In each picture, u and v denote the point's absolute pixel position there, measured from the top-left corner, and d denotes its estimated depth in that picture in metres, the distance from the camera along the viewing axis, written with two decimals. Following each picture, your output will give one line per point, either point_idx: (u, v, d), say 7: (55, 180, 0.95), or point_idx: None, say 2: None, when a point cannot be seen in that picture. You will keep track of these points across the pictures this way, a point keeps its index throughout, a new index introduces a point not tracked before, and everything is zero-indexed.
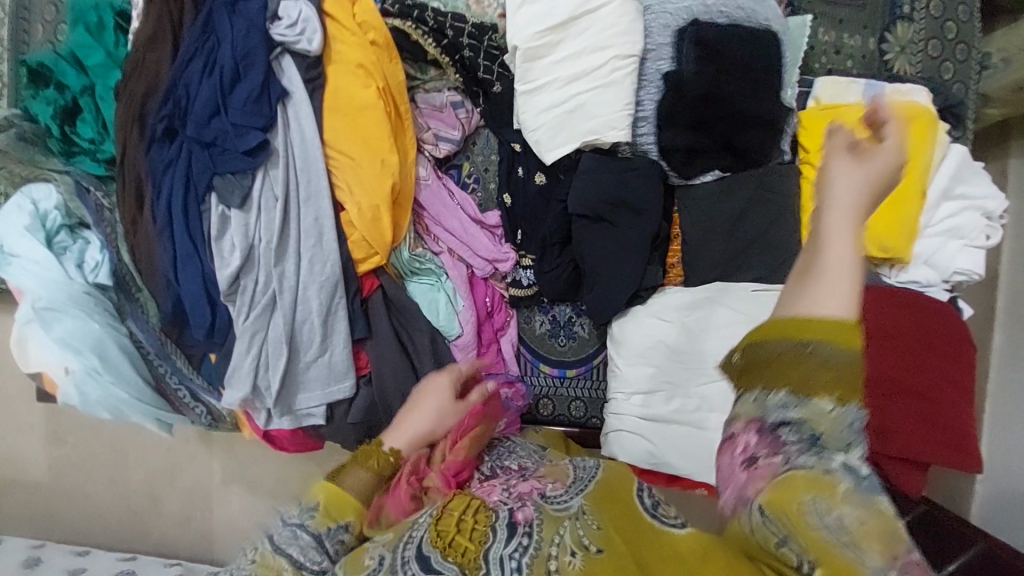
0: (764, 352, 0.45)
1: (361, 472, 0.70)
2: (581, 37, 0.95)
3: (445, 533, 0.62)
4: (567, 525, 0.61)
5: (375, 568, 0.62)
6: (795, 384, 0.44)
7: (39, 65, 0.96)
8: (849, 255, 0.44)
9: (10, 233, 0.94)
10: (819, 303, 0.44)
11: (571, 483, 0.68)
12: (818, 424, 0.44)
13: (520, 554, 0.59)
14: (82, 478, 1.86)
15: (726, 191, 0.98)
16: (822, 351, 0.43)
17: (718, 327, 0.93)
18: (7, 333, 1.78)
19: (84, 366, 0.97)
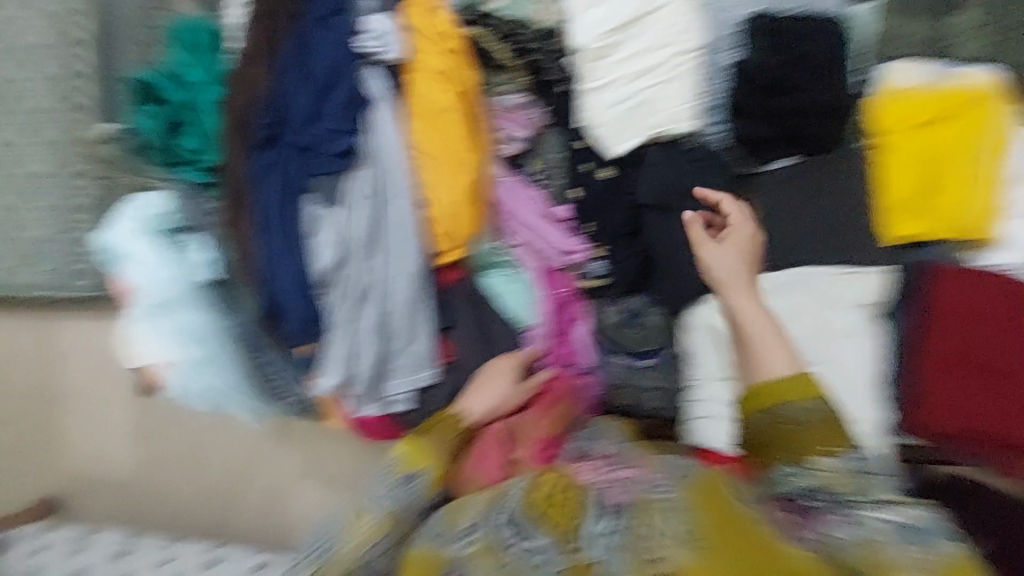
0: (761, 422, 0.71)
1: (435, 435, 0.84)
2: (644, 35, 0.98)
3: (537, 504, 0.70)
4: (657, 511, 0.64)
5: (470, 528, 0.69)
6: (789, 446, 0.68)
7: (148, 84, 1.06)
8: (756, 318, 0.80)
9: (131, 240, 1.10)
10: (768, 368, 0.73)
11: (671, 472, 0.71)
12: (834, 485, 0.64)
13: (612, 532, 0.65)
14: (152, 484, 1.86)
15: (797, 176, 1.01)
16: (789, 408, 0.69)
17: (798, 312, 0.96)
18: (81, 338, 1.86)
19: (196, 356, 1.13)
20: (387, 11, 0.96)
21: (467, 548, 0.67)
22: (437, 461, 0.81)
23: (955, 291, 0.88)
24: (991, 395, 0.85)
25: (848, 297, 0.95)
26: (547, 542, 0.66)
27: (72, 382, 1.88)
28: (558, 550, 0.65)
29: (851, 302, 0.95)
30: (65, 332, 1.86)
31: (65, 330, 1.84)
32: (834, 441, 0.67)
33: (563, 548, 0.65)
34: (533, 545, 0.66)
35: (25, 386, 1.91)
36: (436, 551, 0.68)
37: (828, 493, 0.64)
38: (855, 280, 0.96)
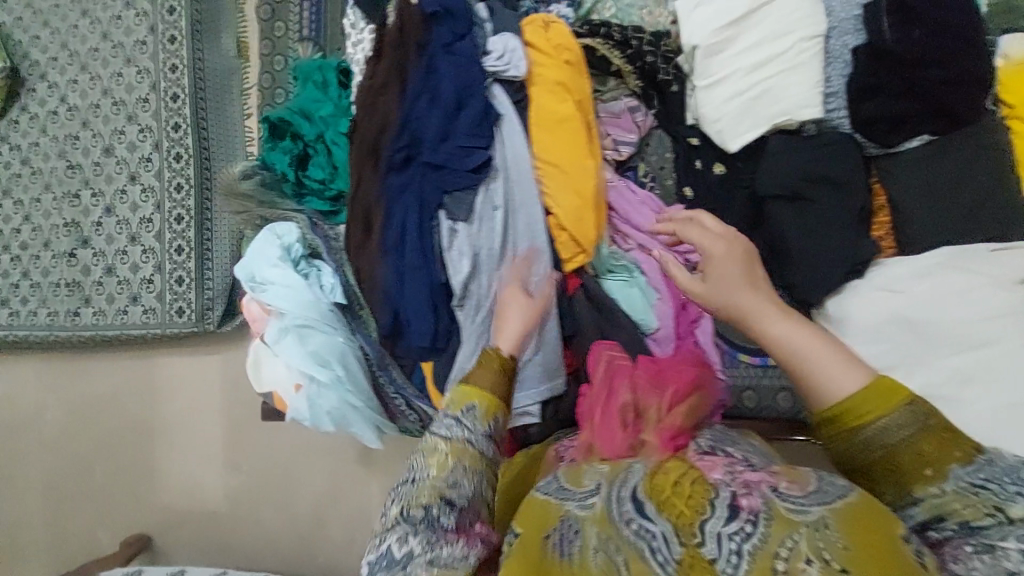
0: (868, 459, 0.60)
1: (484, 370, 0.77)
2: (761, 27, 0.98)
3: (659, 489, 0.63)
4: (805, 531, 0.56)
5: (591, 488, 0.66)
6: (897, 476, 0.58)
7: (277, 122, 1.13)
8: (801, 340, 0.66)
9: (266, 264, 1.10)
10: (835, 394, 0.62)
11: (812, 489, 0.60)
12: (960, 512, 0.54)
13: (741, 538, 0.57)
14: (253, 507, 1.91)
15: (934, 156, 0.95)
16: (885, 426, 0.59)
17: (961, 292, 0.88)
18: (180, 371, 1.93)
19: (330, 377, 1.09)
20: (507, 32, 1.00)
21: (581, 509, 0.65)
22: (489, 394, 0.75)
23: None
24: None
25: (1007, 273, 0.88)
26: (660, 528, 0.60)
27: (170, 415, 1.93)
28: (675, 542, 0.59)
29: (1009, 278, 0.87)
30: (165, 366, 1.94)
31: (168, 364, 1.93)
32: (954, 448, 0.57)
33: (679, 541, 0.59)
34: (644, 528, 0.61)
35: (121, 424, 1.94)
36: (552, 503, 0.67)
37: (953, 521, 0.55)
38: (1014, 255, 0.89)
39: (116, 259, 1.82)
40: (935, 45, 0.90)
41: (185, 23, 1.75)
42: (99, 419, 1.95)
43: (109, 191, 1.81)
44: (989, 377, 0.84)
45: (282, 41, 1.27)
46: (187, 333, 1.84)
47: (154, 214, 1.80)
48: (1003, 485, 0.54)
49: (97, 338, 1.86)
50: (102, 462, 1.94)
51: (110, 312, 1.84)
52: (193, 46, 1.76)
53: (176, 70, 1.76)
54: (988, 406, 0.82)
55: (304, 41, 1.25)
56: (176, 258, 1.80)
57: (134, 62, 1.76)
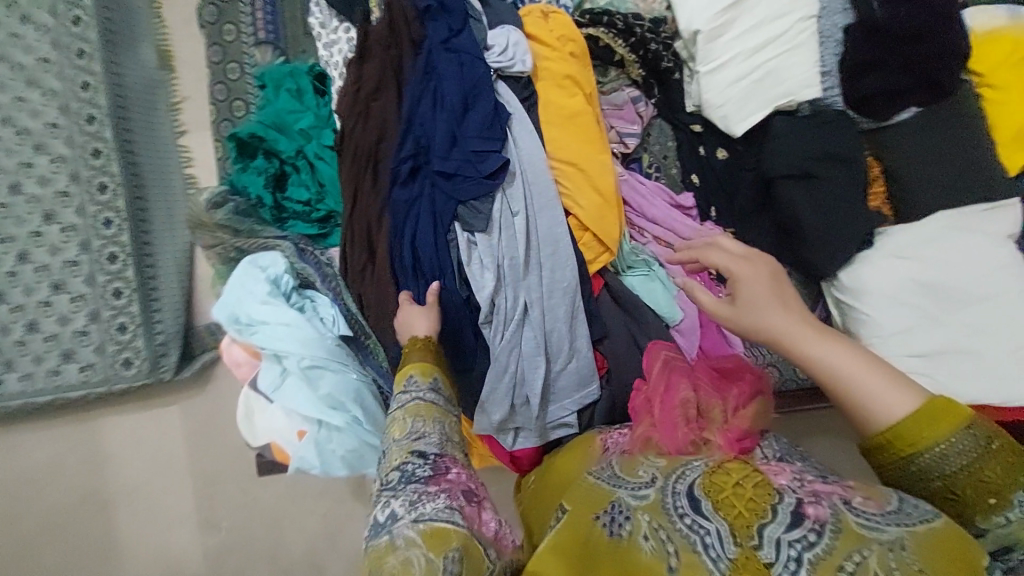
0: (928, 484, 0.58)
1: (415, 351, 0.78)
2: (756, 11, 0.99)
3: (719, 488, 0.60)
4: (876, 547, 0.53)
5: (648, 480, 0.65)
6: (962, 500, 0.57)
7: (247, 138, 1.00)
8: (852, 369, 0.60)
9: (253, 301, 0.97)
10: (891, 424, 0.59)
11: (892, 508, 0.56)
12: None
13: (802, 547, 0.54)
14: (240, 565, 1.67)
15: (926, 122, 0.99)
16: (946, 451, 0.57)
17: (964, 251, 0.94)
18: (132, 428, 1.68)
19: (343, 419, 0.97)
20: (506, 24, 0.94)
21: (636, 500, 0.63)
22: (422, 361, 0.76)
23: None
24: None
25: (996, 229, 0.96)
26: (716, 526, 0.57)
27: (126, 480, 1.67)
28: (727, 539, 0.56)
29: (999, 233, 0.95)
30: (113, 424, 1.68)
31: (118, 421, 1.68)
32: (1011, 468, 0.57)
33: (734, 541, 0.56)
34: (700, 526, 0.58)
35: (63, 502, 1.64)
36: (604, 489, 0.67)
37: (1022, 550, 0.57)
38: (1002, 212, 0.96)
39: (40, 313, 1.52)
40: (922, 20, 0.95)
41: (95, 31, 1.50)
42: (34, 502, 1.63)
43: (17, 236, 1.49)
44: (994, 328, 0.92)
45: (233, 46, 1.11)
46: (140, 385, 1.61)
47: (79, 255, 1.52)
48: None
49: (24, 405, 1.57)
50: (43, 553, 1.63)
51: (38, 375, 1.55)
52: (109, 57, 1.51)
53: (88, 87, 1.49)
54: (996, 354, 0.91)
55: (261, 44, 1.10)
56: (115, 302, 1.56)
57: (32, 79, 1.46)
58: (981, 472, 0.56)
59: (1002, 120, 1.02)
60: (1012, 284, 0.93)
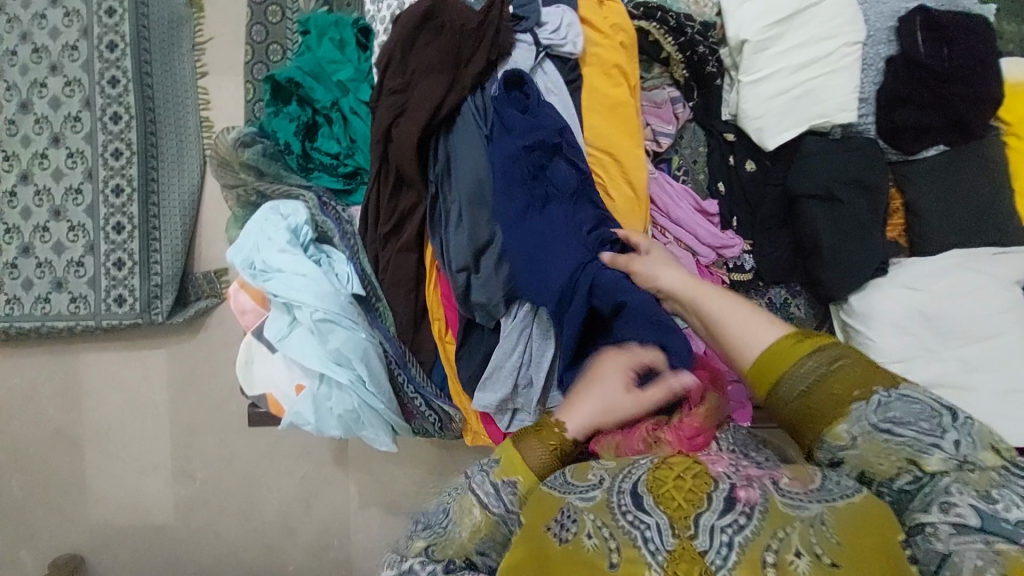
0: (792, 402, 0.66)
1: (541, 446, 0.69)
2: (805, 29, 1.00)
3: (663, 480, 0.63)
4: (798, 526, 0.58)
5: (596, 482, 0.64)
6: (828, 412, 0.63)
7: (283, 82, 0.98)
8: (719, 301, 0.77)
9: (270, 248, 0.96)
10: (754, 339, 0.71)
11: (818, 487, 0.61)
12: (878, 466, 0.60)
13: (733, 530, 0.59)
14: (211, 516, 1.66)
15: (952, 160, 1.02)
16: (796, 372, 0.66)
17: (970, 290, 0.97)
18: (116, 367, 1.64)
19: (345, 378, 0.97)
20: (562, 4, 0.94)
21: (581, 501, 0.63)
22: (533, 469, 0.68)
23: None
24: None
25: (1007, 273, 0.98)
26: (656, 520, 0.60)
27: (104, 417, 1.64)
28: (669, 534, 0.60)
29: (1010, 278, 0.98)
30: (97, 360, 1.64)
31: (101, 359, 1.64)
32: (857, 383, 0.63)
33: (673, 533, 0.60)
34: (641, 520, 0.61)
35: (42, 430, 1.64)
36: (555, 495, 0.64)
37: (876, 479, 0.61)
38: (1013, 258, 0.99)
39: (37, 237, 1.52)
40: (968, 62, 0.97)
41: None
42: (14, 426, 1.64)
43: (27, 156, 1.50)
44: (991, 368, 0.95)
45: None
46: (130, 323, 1.56)
47: (84, 183, 1.50)
48: (918, 438, 0.59)
49: (12, 328, 1.55)
50: (17, 475, 1.64)
51: (30, 300, 1.54)
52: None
53: (112, 15, 1.47)
54: (989, 392, 0.94)
55: None
56: (113, 237, 1.52)
57: (62, 2, 1.46)
58: (838, 379, 0.64)
59: (1021, 169, 1.06)
60: (1014, 328, 0.96)
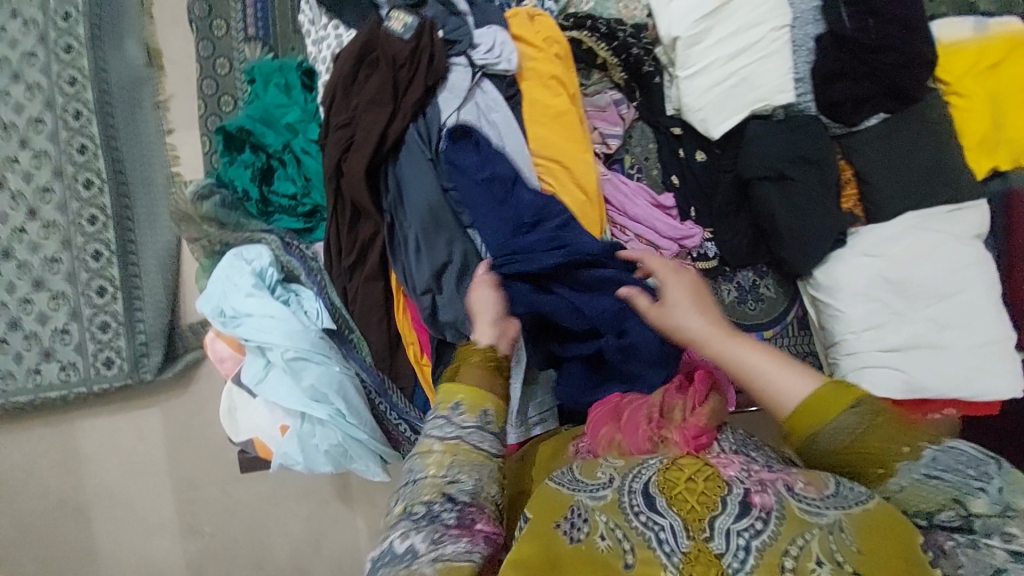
0: (831, 455, 0.63)
1: (477, 369, 0.74)
2: (734, 18, 1.02)
3: (672, 481, 0.62)
4: (817, 532, 0.56)
5: (604, 483, 0.65)
6: (876, 466, 0.61)
7: (235, 131, 1.00)
8: (757, 360, 0.70)
9: (237, 293, 0.97)
10: (794, 397, 0.66)
11: (831, 493, 0.60)
12: (921, 507, 0.58)
13: (751, 535, 0.57)
14: (221, 569, 1.64)
15: (895, 126, 1.04)
16: (832, 429, 0.63)
17: (928, 250, 0.98)
18: (111, 429, 1.64)
19: (326, 412, 0.97)
20: (493, 25, 0.96)
21: (593, 500, 0.63)
22: (471, 386, 0.72)
23: None
24: None
25: (963, 229, 0.99)
26: (670, 521, 0.58)
27: (104, 482, 1.64)
28: (682, 536, 0.58)
29: (965, 234, 0.99)
30: (91, 425, 1.64)
31: (96, 424, 1.64)
32: (901, 440, 0.61)
33: (688, 535, 0.58)
34: (654, 522, 0.59)
35: (41, 504, 1.62)
36: (564, 493, 0.66)
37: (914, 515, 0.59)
38: (967, 213, 1.00)
39: (20, 310, 1.53)
40: (894, 33, 1.00)
41: (85, 30, 1.52)
42: (12, 503, 1.62)
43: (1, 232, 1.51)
44: (960, 324, 0.96)
45: (223, 42, 1.12)
46: (121, 386, 1.59)
47: (62, 251, 1.53)
48: (962, 479, 0.57)
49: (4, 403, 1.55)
50: (20, 552, 1.61)
51: (19, 373, 1.54)
52: (96, 55, 1.53)
53: (75, 85, 1.51)
54: (960, 347, 0.95)
55: (250, 41, 1.12)
56: (96, 300, 1.55)
57: (22, 79, 1.50)
58: (885, 435, 0.61)
59: (969, 126, 1.07)
60: (977, 282, 0.97)
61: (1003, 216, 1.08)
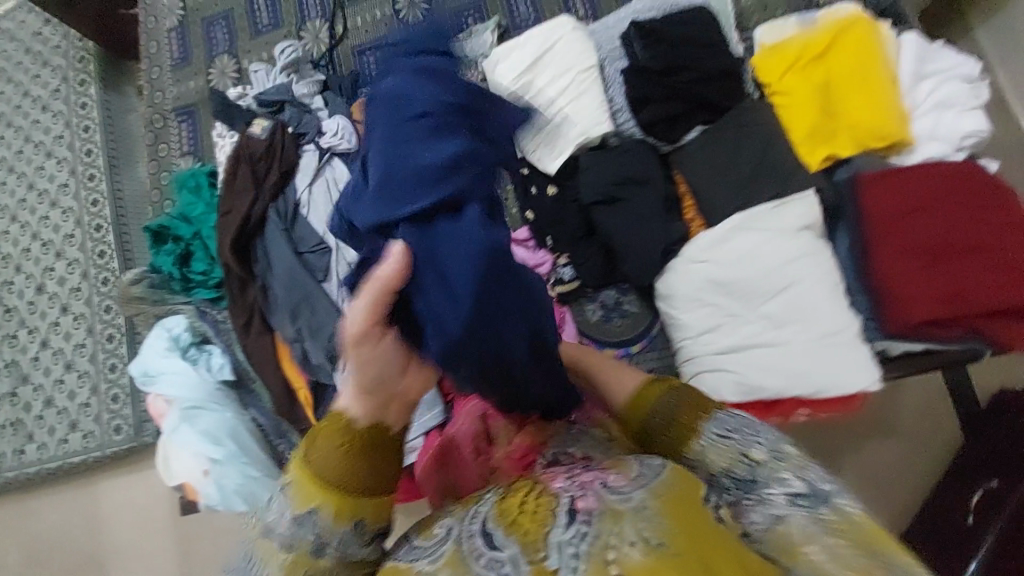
0: (661, 432, 0.62)
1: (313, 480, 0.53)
2: (549, 69, 1.15)
3: (508, 511, 0.55)
4: (630, 518, 0.51)
5: (443, 537, 0.56)
6: (680, 436, 0.60)
7: (160, 228, 1.27)
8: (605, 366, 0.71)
9: (156, 357, 1.20)
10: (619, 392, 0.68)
11: (636, 475, 0.55)
12: (720, 465, 0.58)
13: (580, 541, 0.51)
14: None
15: (717, 132, 1.09)
16: (656, 414, 0.62)
17: (755, 248, 1.00)
18: (102, 497, 1.78)
19: (222, 454, 1.13)
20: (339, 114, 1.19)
21: (433, 564, 0.53)
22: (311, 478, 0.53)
23: (886, 193, 1.02)
24: (933, 272, 0.97)
25: (793, 223, 1.00)
26: (509, 553, 0.52)
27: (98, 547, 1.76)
28: (522, 564, 0.51)
29: (794, 229, 1.00)
30: (87, 494, 1.79)
31: (90, 491, 1.79)
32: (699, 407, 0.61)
33: (527, 560, 0.51)
34: (495, 561, 0.52)
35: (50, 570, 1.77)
36: (399, 568, 0.55)
37: (729, 479, 0.57)
38: (796, 206, 1.01)
39: (55, 390, 1.81)
40: (691, 53, 1.09)
41: (103, 161, 1.84)
42: (43, 566, 1.76)
43: (44, 326, 1.84)
44: (797, 317, 0.97)
45: (165, 159, 1.43)
46: (128, 450, 1.75)
47: (87, 338, 1.82)
48: (742, 436, 0.58)
49: (26, 478, 1.78)
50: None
51: (52, 444, 1.78)
52: (111, 177, 1.82)
53: (97, 203, 1.82)
54: (799, 342, 0.95)
55: (184, 155, 1.42)
56: (110, 376, 1.79)
57: (45, 207, 1.87)
58: (692, 404, 0.61)
59: (795, 120, 1.09)
60: (808, 274, 0.98)
61: (853, 201, 1.05)
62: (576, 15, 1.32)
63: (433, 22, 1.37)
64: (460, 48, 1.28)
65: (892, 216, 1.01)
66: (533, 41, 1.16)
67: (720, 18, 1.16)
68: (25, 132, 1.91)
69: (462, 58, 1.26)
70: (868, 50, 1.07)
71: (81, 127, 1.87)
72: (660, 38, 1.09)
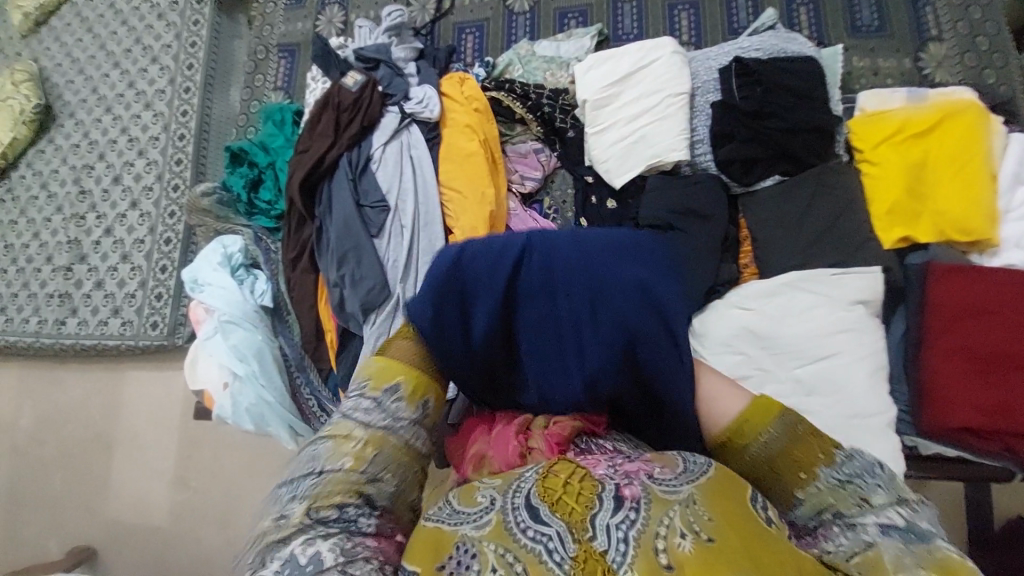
0: (759, 461, 0.63)
1: None
2: (638, 86, 1.16)
3: (552, 490, 0.57)
4: (677, 509, 0.54)
5: (486, 505, 0.58)
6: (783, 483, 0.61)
7: (239, 149, 1.32)
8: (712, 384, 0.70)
9: (207, 268, 1.28)
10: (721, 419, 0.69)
11: (682, 469, 0.58)
12: (833, 503, 0.57)
13: (627, 527, 0.53)
14: (197, 527, 1.73)
15: (793, 186, 1.08)
16: (765, 441, 0.63)
17: (800, 310, 0.98)
18: (124, 382, 1.88)
19: (246, 371, 1.19)
20: (427, 85, 1.24)
21: (478, 530, 0.55)
22: None
23: (958, 290, 0.96)
24: (985, 381, 0.92)
25: (852, 295, 0.96)
26: (555, 529, 0.54)
27: (110, 428, 1.86)
28: (569, 541, 0.53)
29: (851, 301, 0.97)
30: (113, 374, 1.89)
31: (115, 374, 1.89)
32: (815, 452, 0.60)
33: (573, 539, 0.53)
34: (540, 534, 0.54)
35: (66, 437, 1.89)
36: (445, 529, 0.56)
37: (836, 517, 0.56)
38: (857, 278, 0.97)
39: (108, 274, 1.87)
40: (790, 104, 1.08)
41: (201, 77, 1.93)
42: (62, 429, 1.90)
43: (111, 215, 1.91)
44: (831, 390, 0.92)
45: (259, 89, 1.52)
46: (158, 346, 1.80)
47: (147, 235, 1.86)
48: (863, 480, 0.57)
49: (61, 349, 1.90)
50: (58, 471, 1.86)
51: (91, 322, 1.85)
52: (206, 95, 1.92)
53: (187, 115, 1.91)
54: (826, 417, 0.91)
55: (276, 90, 1.50)
56: (161, 275, 1.83)
57: (133, 103, 1.97)
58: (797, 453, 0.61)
59: (881, 193, 1.05)
60: (850, 349, 0.95)
61: (919, 289, 1.00)
62: (679, 39, 1.32)
63: (536, 17, 1.40)
64: (558, 47, 1.31)
65: (957, 313, 0.96)
66: (630, 56, 1.18)
67: (825, 75, 1.13)
68: (138, 34, 2.01)
69: (557, 56, 1.29)
70: (970, 141, 1.03)
71: (190, 42, 1.96)
72: (751, 86, 1.10)
